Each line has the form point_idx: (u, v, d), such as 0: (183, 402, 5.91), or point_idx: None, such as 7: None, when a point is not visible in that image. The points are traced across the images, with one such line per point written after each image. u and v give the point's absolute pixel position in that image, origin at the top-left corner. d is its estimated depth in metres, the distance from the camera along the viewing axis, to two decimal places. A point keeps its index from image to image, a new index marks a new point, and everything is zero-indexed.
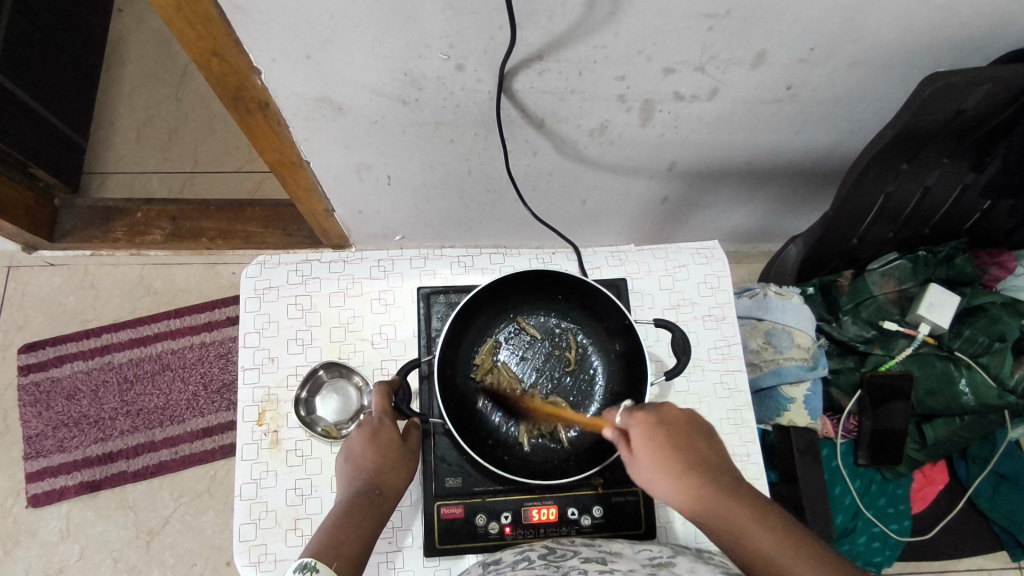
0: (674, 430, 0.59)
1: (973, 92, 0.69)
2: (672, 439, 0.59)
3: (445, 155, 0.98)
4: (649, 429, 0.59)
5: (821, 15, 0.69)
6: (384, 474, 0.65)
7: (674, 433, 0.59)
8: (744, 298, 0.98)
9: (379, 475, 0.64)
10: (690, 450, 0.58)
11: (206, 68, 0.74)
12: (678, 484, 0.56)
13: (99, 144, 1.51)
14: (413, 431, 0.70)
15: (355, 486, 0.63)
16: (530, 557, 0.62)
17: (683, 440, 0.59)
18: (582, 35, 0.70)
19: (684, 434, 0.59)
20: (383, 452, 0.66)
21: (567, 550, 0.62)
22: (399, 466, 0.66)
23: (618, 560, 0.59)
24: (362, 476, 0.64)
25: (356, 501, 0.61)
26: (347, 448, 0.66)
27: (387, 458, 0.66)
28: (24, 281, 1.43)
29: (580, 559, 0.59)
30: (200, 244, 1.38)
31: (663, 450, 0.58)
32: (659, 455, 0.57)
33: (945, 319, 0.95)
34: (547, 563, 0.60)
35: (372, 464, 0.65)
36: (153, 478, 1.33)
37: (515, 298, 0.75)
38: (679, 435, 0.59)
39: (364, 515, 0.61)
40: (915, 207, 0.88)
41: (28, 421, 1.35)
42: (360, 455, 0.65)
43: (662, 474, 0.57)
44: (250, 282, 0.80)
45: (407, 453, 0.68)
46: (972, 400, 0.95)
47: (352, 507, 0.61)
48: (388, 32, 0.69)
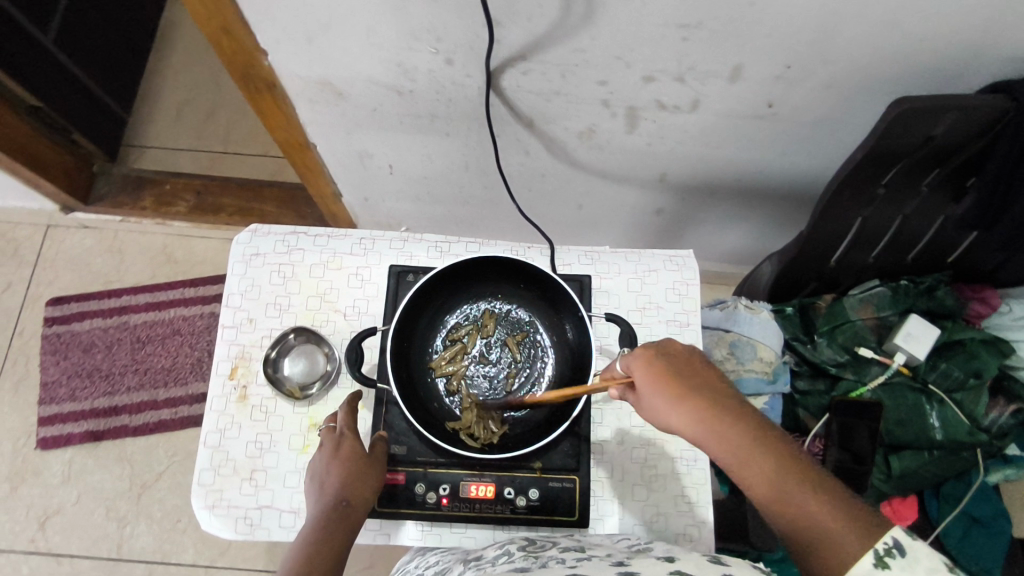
0: (678, 359, 0.62)
1: (941, 119, 0.69)
2: (677, 369, 0.61)
3: (442, 148, 1.03)
4: (655, 361, 0.61)
5: (792, 33, 0.71)
6: (351, 485, 0.66)
7: (682, 366, 0.61)
8: (712, 308, 0.95)
9: (345, 486, 0.66)
10: (693, 377, 0.61)
11: (217, 45, 0.80)
12: (686, 406, 0.59)
13: (141, 118, 1.62)
14: (379, 442, 0.71)
15: (323, 501, 0.65)
16: (510, 550, 0.65)
17: (687, 368, 0.61)
18: (559, 38, 0.74)
19: (688, 363, 0.62)
20: (349, 464, 0.68)
21: (547, 543, 0.66)
22: (366, 478, 0.68)
23: (596, 548, 0.63)
24: (327, 492, 0.65)
25: (324, 515, 0.63)
26: (311, 467, 0.68)
27: (352, 470, 0.67)
28: (59, 239, 1.53)
29: (559, 549, 0.62)
30: (220, 219, 1.50)
31: (673, 377, 0.60)
32: (665, 381, 0.60)
33: (922, 350, 0.93)
34: (526, 554, 0.63)
35: (338, 479, 0.66)
36: (152, 435, 1.40)
37: (479, 282, 0.78)
38: (687, 367, 0.61)
39: (334, 528, 0.63)
40: (895, 235, 0.88)
41: (46, 368, 1.45)
42: (325, 472, 0.67)
43: (670, 398, 0.59)
44: (240, 247, 0.86)
45: (372, 465, 0.69)
46: (942, 435, 0.93)
47: (322, 523, 0.63)
48: (380, 23, 0.75)
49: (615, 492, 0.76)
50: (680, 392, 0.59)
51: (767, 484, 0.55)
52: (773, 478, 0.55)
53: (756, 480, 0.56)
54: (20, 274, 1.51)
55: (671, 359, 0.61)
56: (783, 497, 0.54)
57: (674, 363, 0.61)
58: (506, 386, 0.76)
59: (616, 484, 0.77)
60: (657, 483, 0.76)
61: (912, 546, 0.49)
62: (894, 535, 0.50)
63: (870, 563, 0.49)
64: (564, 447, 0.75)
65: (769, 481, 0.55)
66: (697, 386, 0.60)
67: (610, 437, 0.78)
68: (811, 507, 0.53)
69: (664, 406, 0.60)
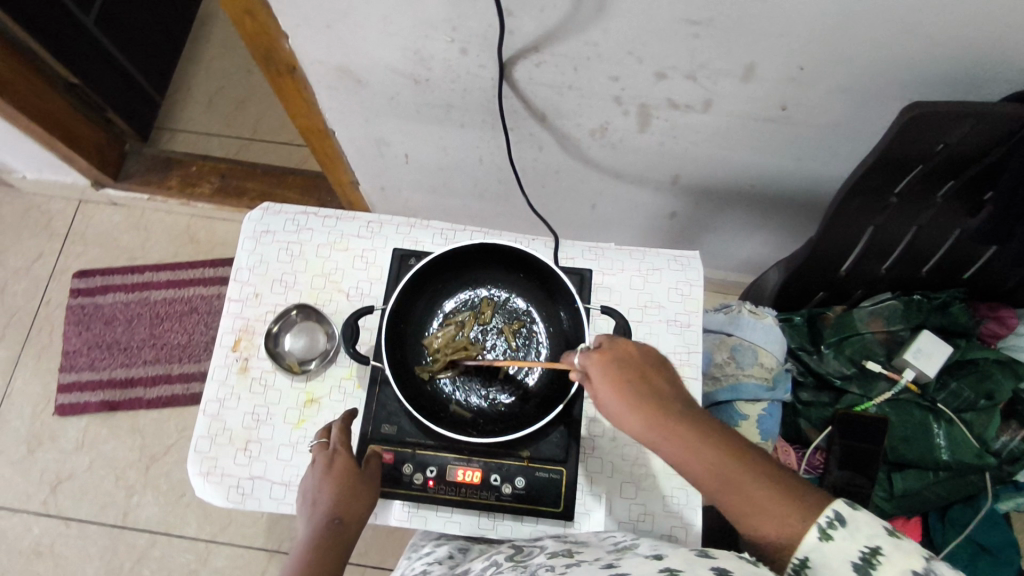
0: (631, 361, 0.61)
1: (957, 126, 0.68)
2: (630, 372, 0.60)
3: (457, 140, 1.04)
4: (611, 367, 0.61)
5: (805, 35, 0.70)
6: (345, 503, 0.67)
7: (634, 368, 0.61)
8: (716, 311, 0.93)
9: (339, 505, 0.67)
10: (645, 380, 0.60)
11: (241, 26, 0.83)
12: (644, 411, 0.58)
13: (176, 103, 1.67)
14: (372, 458, 0.72)
15: (316, 520, 0.66)
16: (497, 561, 0.65)
17: (642, 372, 0.60)
18: (572, 31, 0.75)
19: (641, 364, 0.61)
20: (343, 481, 0.68)
21: (534, 551, 0.66)
22: (359, 496, 0.69)
23: (583, 553, 0.62)
24: (320, 511, 0.66)
25: (320, 537, 0.65)
26: (304, 485, 0.69)
27: (346, 487, 0.68)
28: (89, 215, 1.59)
29: (546, 555, 0.62)
30: (242, 203, 1.52)
31: (627, 382, 0.59)
32: (617, 387, 0.59)
33: (932, 367, 0.91)
34: (515, 564, 0.63)
35: (332, 498, 0.67)
36: (164, 409, 1.44)
37: (480, 269, 0.79)
38: (640, 369, 0.61)
39: (329, 549, 0.65)
40: (909, 246, 0.87)
41: (69, 337, 1.50)
42: (319, 490, 0.68)
43: (626, 404, 0.59)
44: (252, 224, 0.89)
45: (366, 483, 0.70)
46: (949, 456, 0.90)
47: (318, 545, 0.65)
48: (396, 9, 0.76)
49: (601, 487, 0.75)
50: (635, 397, 0.59)
51: (725, 485, 0.56)
52: (731, 478, 0.56)
53: (715, 482, 0.56)
54: (51, 246, 1.56)
55: (624, 363, 0.61)
56: (741, 496, 0.55)
57: (626, 367, 0.61)
58: (499, 372, 0.76)
59: (604, 479, 0.75)
60: (648, 481, 0.75)
61: (852, 515, 0.52)
62: (834, 507, 0.53)
63: (815, 537, 0.52)
64: (554, 439, 0.75)
65: (727, 482, 0.56)
66: (652, 391, 0.60)
67: (602, 432, 0.77)
68: (769, 501, 0.54)
69: (619, 411, 0.59)
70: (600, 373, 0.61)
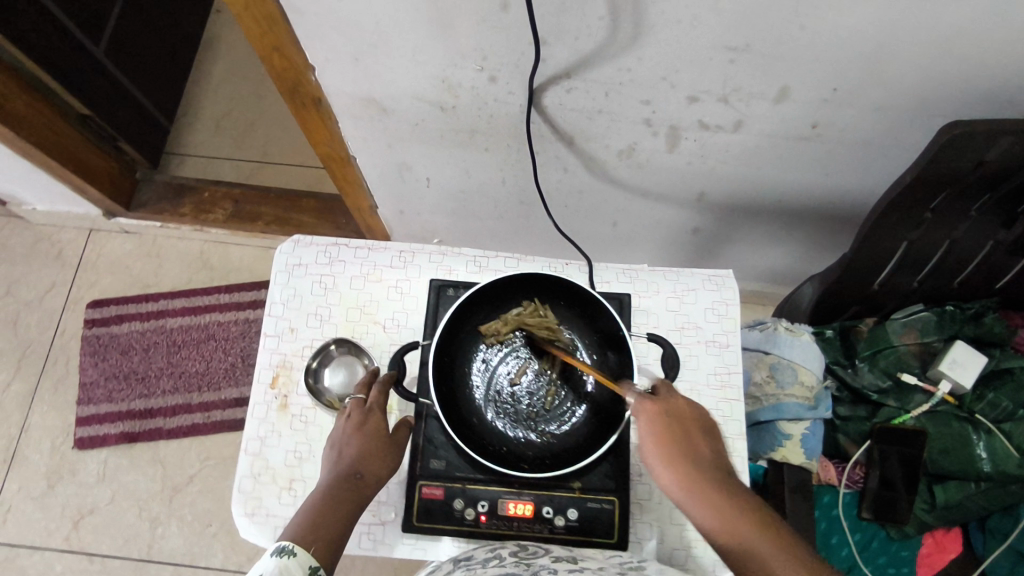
0: (678, 415, 0.65)
1: (995, 144, 0.68)
2: (674, 426, 0.64)
3: (481, 164, 1.03)
4: (657, 414, 0.65)
5: (844, 57, 0.70)
6: (368, 460, 0.69)
7: (681, 425, 0.64)
8: (751, 329, 0.93)
9: (361, 461, 0.68)
10: (689, 435, 0.64)
11: (267, 61, 0.82)
12: (677, 461, 0.62)
13: (184, 127, 1.66)
14: (404, 426, 0.74)
15: (338, 471, 0.67)
16: (502, 554, 0.66)
17: (688, 432, 0.64)
18: (606, 58, 0.74)
19: (687, 421, 0.65)
20: (369, 439, 0.70)
21: (539, 549, 0.68)
22: (383, 455, 0.70)
23: (589, 562, 0.65)
24: (344, 463, 0.68)
25: (338, 487, 0.66)
26: (333, 437, 0.71)
27: (371, 446, 0.70)
28: (101, 243, 1.57)
29: (551, 559, 0.64)
30: (256, 226, 1.51)
31: (669, 435, 0.63)
32: (661, 436, 0.63)
33: (968, 378, 0.92)
34: (519, 561, 0.64)
35: (356, 452, 0.69)
36: (185, 438, 1.43)
37: (520, 298, 0.78)
38: (686, 426, 0.65)
39: (344, 500, 0.65)
40: (941, 259, 0.86)
41: (85, 369, 1.48)
42: (346, 442, 0.70)
43: (662, 452, 0.63)
44: (282, 258, 0.88)
45: (392, 443, 0.71)
46: (989, 467, 0.91)
47: (336, 492, 0.65)
48: (427, 41, 0.75)
49: (653, 514, 0.77)
50: (672, 447, 0.63)
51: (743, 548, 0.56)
52: (750, 545, 0.56)
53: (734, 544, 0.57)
54: (64, 276, 1.55)
55: (672, 415, 0.65)
56: (754, 560, 0.55)
57: (675, 422, 0.65)
58: (546, 400, 0.76)
59: (655, 506, 0.77)
60: None
61: None
62: None
63: None
64: (602, 467, 0.75)
65: (744, 544, 0.56)
66: (690, 449, 0.63)
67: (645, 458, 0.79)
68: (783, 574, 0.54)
69: (657, 459, 0.63)
70: (644, 420, 0.65)
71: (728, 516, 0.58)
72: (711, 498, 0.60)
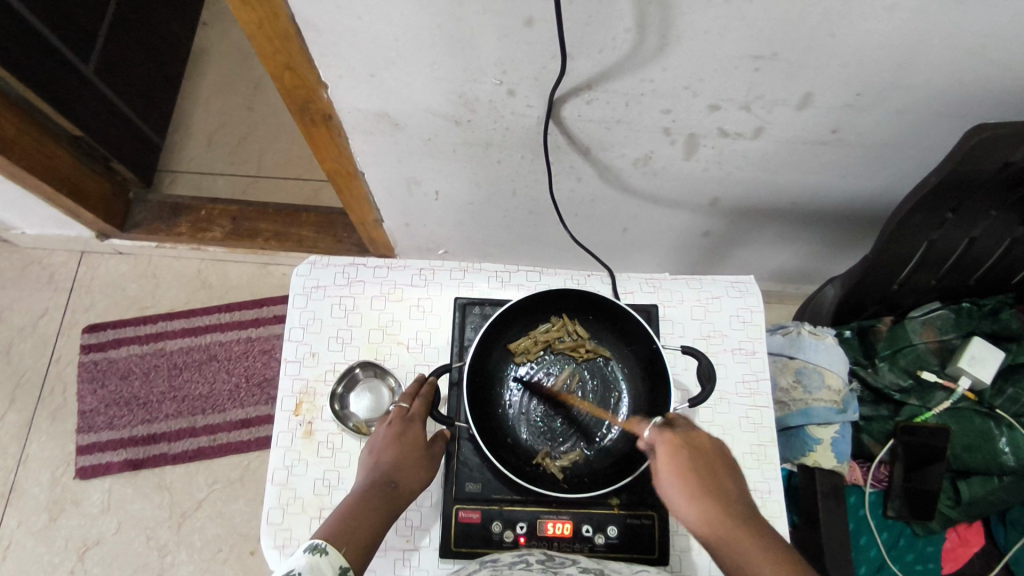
0: (700, 450, 0.63)
1: (1021, 145, 0.68)
2: (694, 460, 0.62)
3: (493, 176, 1.01)
4: (677, 447, 0.62)
5: (867, 62, 0.70)
6: (403, 470, 0.67)
7: (704, 458, 0.62)
8: (776, 335, 1.01)
9: (397, 469, 0.67)
10: (710, 471, 0.61)
11: (279, 80, 0.80)
12: (695, 494, 0.59)
13: (175, 144, 1.63)
14: (439, 440, 0.73)
15: (373, 477, 0.66)
16: (528, 560, 0.64)
17: (711, 466, 0.61)
18: (629, 69, 0.73)
19: (710, 457, 0.62)
20: (405, 448, 0.69)
21: (566, 560, 0.65)
22: (418, 466, 0.69)
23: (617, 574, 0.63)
24: (380, 468, 0.67)
25: (372, 492, 0.64)
26: (371, 442, 0.69)
27: (407, 454, 0.68)
28: (94, 266, 1.53)
29: (579, 569, 0.62)
30: (255, 243, 1.48)
31: (689, 467, 0.61)
32: (680, 469, 0.61)
33: (987, 374, 0.97)
34: (545, 568, 0.62)
35: (392, 458, 0.68)
36: (191, 462, 1.39)
37: (548, 314, 0.77)
38: (711, 461, 0.62)
39: (377, 506, 0.63)
40: (959, 257, 0.88)
41: (84, 396, 1.44)
42: (382, 448, 0.68)
43: (680, 485, 0.60)
44: (299, 280, 0.86)
45: (427, 455, 0.70)
46: (1012, 460, 0.96)
47: (369, 496, 0.64)
48: (447, 56, 0.74)
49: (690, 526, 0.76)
50: (690, 481, 0.60)
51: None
52: None
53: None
54: (56, 301, 1.50)
55: (693, 449, 0.62)
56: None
57: (696, 455, 0.62)
58: (584, 417, 0.75)
59: None
60: None
61: None
62: None
63: None
64: (641, 481, 0.75)
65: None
66: (711, 483, 0.60)
67: None
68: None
69: (677, 495, 0.60)
70: (666, 451, 0.63)
71: (743, 549, 0.55)
72: (727, 533, 0.57)
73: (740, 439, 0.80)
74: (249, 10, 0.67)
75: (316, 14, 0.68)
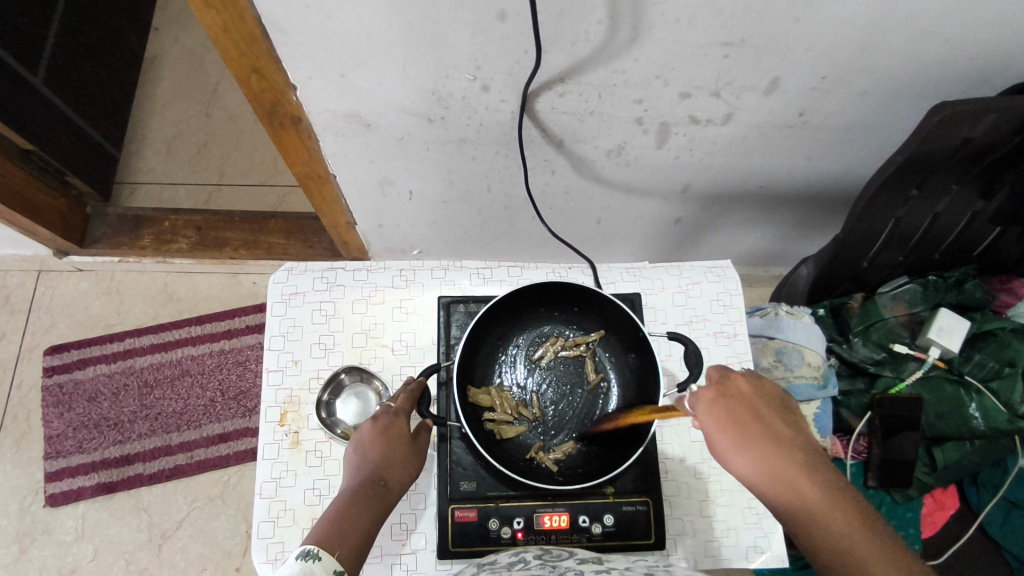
0: (747, 397, 0.60)
1: (979, 121, 0.71)
2: (737, 410, 0.59)
3: (466, 172, 1.00)
4: (718, 402, 0.60)
5: (831, 45, 0.72)
6: (391, 466, 0.66)
7: (743, 404, 0.59)
8: (754, 316, 1.04)
9: (384, 467, 0.66)
10: (758, 418, 0.58)
11: (245, 83, 0.77)
12: (754, 449, 0.56)
13: (132, 155, 1.57)
14: (424, 432, 0.72)
15: (360, 476, 0.65)
16: (525, 557, 0.64)
17: (752, 410, 0.59)
18: (602, 60, 0.73)
19: (754, 403, 0.60)
20: (392, 445, 0.68)
21: (562, 554, 0.65)
22: (406, 461, 0.68)
23: (614, 563, 0.63)
24: (367, 467, 0.66)
25: (361, 491, 0.63)
26: (357, 439, 0.68)
27: (394, 451, 0.67)
28: (53, 285, 1.47)
29: (576, 560, 0.63)
30: (224, 253, 1.45)
31: (733, 419, 0.58)
32: (722, 422, 0.58)
33: (955, 343, 1.02)
34: (543, 563, 0.62)
35: (378, 455, 0.67)
36: (168, 481, 1.35)
37: (534, 309, 0.77)
38: (751, 406, 0.59)
39: (367, 507, 0.63)
40: (925, 232, 0.92)
41: (50, 421, 1.38)
42: (369, 446, 0.67)
43: (733, 444, 0.58)
44: (277, 287, 0.84)
45: (414, 449, 0.69)
46: (982, 424, 1.01)
47: (358, 496, 0.63)
48: (419, 53, 0.73)
49: (682, 509, 0.77)
50: (747, 435, 0.57)
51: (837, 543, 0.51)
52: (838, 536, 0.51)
53: (825, 537, 0.52)
54: (13, 324, 1.44)
55: (737, 399, 0.60)
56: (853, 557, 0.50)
57: (734, 403, 0.59)
58: (576, 407, 0.75)
59: (684, 500, 0.78)
60: (724, 497, 0.78)
61: None
62: None
63: None
64: (635, 468, 0.75)
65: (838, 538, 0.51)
66: (761, 431, 0.58)
67: (672, 454, 0.80)
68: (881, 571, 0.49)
69: (725, 447, 0.58)
70: (703, 406, 0.60)
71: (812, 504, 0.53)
72: (785, 484, 0.54)
73: None
74: (212, 13, 0.65)
75: (282, 14, 0.66)
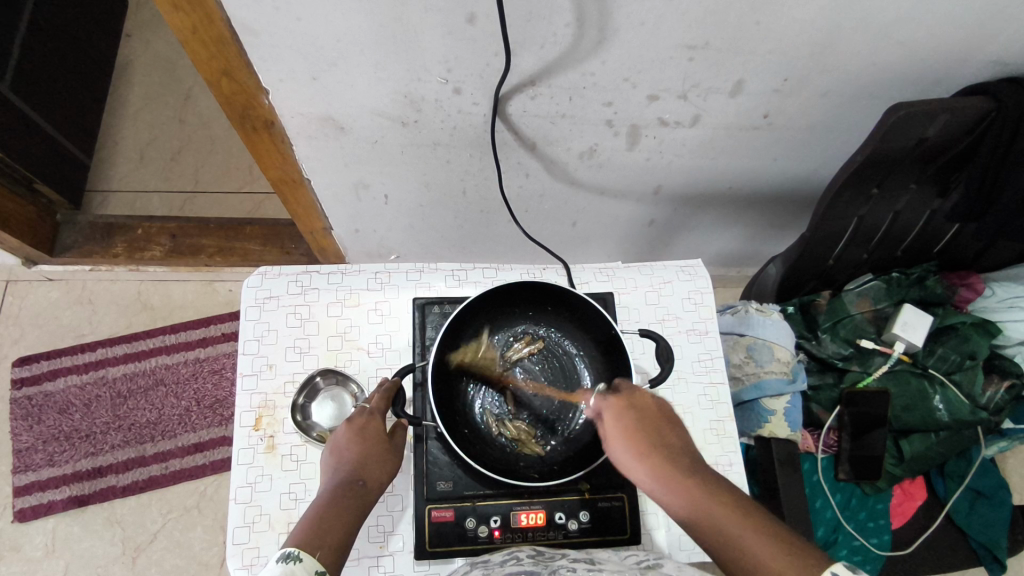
0: (645, 411, 0.66)
1: (934, 121, 0.74)
2: (644, 420, 0.65)
3: (441, 176, 1.01)
4: (623, 410, 0.66)
5: (792, 47, 0.74)
6: (367, 466, 0.67)
7: (644, 415, 0.65)
8: (725, 315, 1.07)
9: (362, 467, 0.66)
10: (659, 432, 0.64)
11: (216, 87, 0.77)
12: (648, 459, 0.62)
13: (104, 162, 1.56)
14: (400, 431, 0.72)
15: (337, 477, 0.65)
16: (518, 556, 0.64)
17: (651, 424, 0.65)
18: (571, 63, 0.75)
19: (657, 418, 0.66)
20: (368, 446, 0.68)
21: (555, 554, 0.65)
22: (383, 461, 0.68)
23: (606, 562, 0.63)
24: (344, 469, 0.66)
25: (340, 493, 0.63)
26: (332, 443, 0.68)
27: (371, 451, 0.68)
28: (22, 295, 1.45)
29: (569, 559, 0.63)
30: (199, 260, 1.44)
31: (632, 428, 0.64)
32: (625, 428, 0.64)
33: (918, 337, 1.05)
34: (536, 562, 0.63)
35: (355, 456, 0.67)
36: (142, 493, 1.33)
37: (509, 309, 0.78)
38: (651, 419, 0.65)
39: (346, 507, 0.63)
40: (887, 230, 0.95)
41: (18, 434, 1.35)
42: (345, 448, 0.67)
43: (632, 449, 0.63)
44: (251, 291, 0.84)
45: (392, 450, 0.69)
46: (947, 415, 1.06)
47: (337, 498, 0.63)
48: (390, 56, 0.73)
49: (657, 505, 0.79)
50: (639, 445, 0.63)
51: (733, 544, 0.55)
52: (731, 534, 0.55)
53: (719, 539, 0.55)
54: None
55: (640, 412, 0.66)
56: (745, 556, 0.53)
57: (636, 415, 0.65)
58: (551, 406, 0.76)
59: None
60: None
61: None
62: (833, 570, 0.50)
63: None
64: (610, 464, 0.76)
65: (733, 538, 0.55)
66: (656, 440, 0.63)
67: None
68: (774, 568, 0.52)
69: (626, 457, 0.63)
70: (611, 413, 0.66)
71: (707, 511, 0.57)
72: (684, 486, 0.59)
73: (699, 416, 0.83)
74: (181, 15, 0.65)
75: (252, 16, 0.66)
